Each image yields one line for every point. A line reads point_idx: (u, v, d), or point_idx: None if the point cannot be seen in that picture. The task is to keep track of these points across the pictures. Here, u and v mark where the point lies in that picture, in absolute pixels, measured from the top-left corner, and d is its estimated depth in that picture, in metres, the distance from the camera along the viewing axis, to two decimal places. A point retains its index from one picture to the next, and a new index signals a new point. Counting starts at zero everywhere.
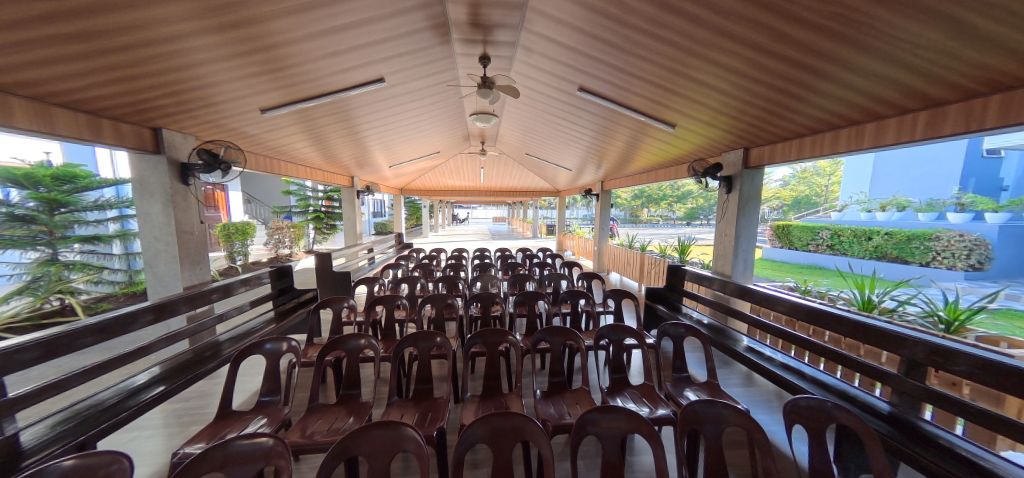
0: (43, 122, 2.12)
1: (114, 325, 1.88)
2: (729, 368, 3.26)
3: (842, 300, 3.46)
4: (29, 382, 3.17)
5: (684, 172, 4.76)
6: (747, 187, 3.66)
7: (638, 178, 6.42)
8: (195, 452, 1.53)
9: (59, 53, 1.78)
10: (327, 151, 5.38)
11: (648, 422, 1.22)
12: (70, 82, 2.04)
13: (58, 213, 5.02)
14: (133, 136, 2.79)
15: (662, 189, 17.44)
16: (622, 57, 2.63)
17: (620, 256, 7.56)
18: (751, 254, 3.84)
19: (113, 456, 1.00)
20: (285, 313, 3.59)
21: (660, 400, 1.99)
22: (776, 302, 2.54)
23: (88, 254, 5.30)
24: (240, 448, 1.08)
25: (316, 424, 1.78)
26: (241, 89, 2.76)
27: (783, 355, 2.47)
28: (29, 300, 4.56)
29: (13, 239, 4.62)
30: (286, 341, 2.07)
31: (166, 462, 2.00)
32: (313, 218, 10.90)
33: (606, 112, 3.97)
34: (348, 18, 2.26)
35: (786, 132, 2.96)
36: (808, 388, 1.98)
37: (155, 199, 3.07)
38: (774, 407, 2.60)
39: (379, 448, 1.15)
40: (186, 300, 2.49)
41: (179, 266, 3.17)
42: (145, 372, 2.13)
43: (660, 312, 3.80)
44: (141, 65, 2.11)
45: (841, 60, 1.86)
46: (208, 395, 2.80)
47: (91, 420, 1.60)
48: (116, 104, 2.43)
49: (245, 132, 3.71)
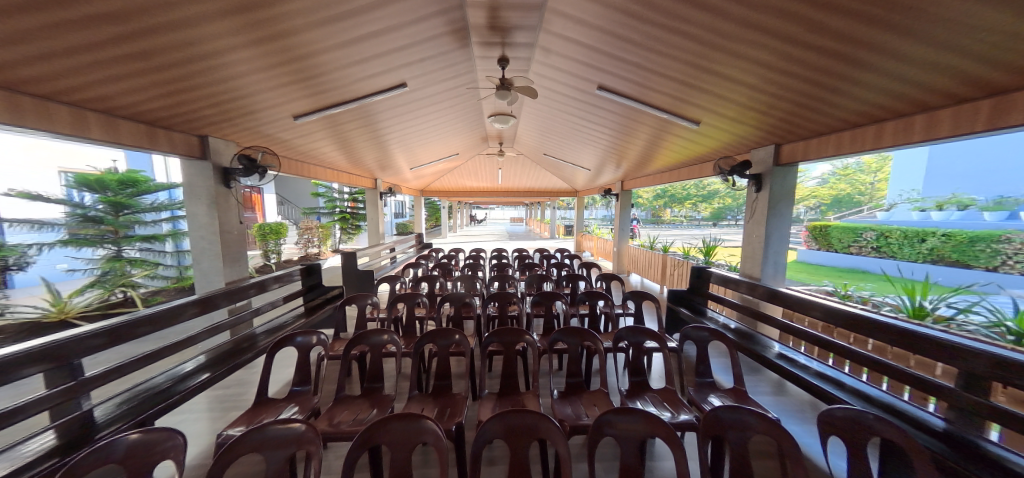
0: (112, 132, 2.38)
1: (167, 316, 2.07)
2: (758, 376, 3.13)
3: (888, 306, 3.22)
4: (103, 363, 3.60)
5: (709, 170, 4.60)
6: (777, 185, 3.49)
7: (659, 177, 6.25)
8: (236, 435, 1.66)
9: (120, 71, 1.99)
10: (353, 155, 5.60)
11: (667, 426, 1.21)
12: (134, 96, 2.28)
13: (122, 215, 5.56)
14: (183, 143, 3.04)
15: (686, 188, 16.90)
16: (642, 54, 2.59)
17: (641, 257, 7.38)
18: (782, 256, 3.65)
19: (169, 433, 1.11)
20: (314, 309, 3.79)
21: (681, 405, 1.95)
22: (810, 308, 2.39)
23: (145, 252, 5.81)
24: (276, 433, 1.17)
25: (341, 414, 1.87)
26: (276, 97, 2.95)
27: (818, 363, 2.34)
28: (98, 292, 5.08)
29: (86, 238, 5.24)
30: (315, 335, 2.17)
31: (210, 444, 2.17)
32: (339, 219, 11.38)
33: (625, 110, 3.90)
34: (374, 26, 2.37)
35: (821, 126, 2.79)
36: (846, 399, 1.88)
37: (200, 201, 3.33)
38: (808, 418, 2.46)
39: (400, 439, 1.21)
40: (225, 295, 2.67)
41: (221, 263, 3.42)
42: (192, 360, 2.32)
43: (684, 315, 3.69)
44: (191, 78, 2.30)
45: (879, 47, 1.75)
46: (245, 384, 3.01)
47: (148, 401, 1.77)
48: (170, 115, 2.68)
49: (279, 138, 3.95)
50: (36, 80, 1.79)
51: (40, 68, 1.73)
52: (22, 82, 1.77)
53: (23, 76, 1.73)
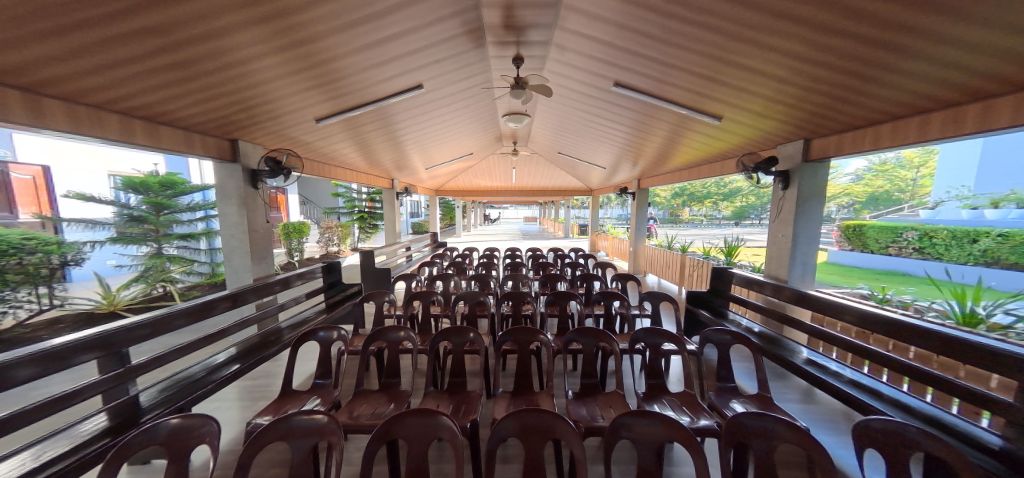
0: (153, 137, 2.58)
1: (202, 309, 2.20)
2: (786, 383, 2.99)
3: (934, 312, 3.01)
4: (149, 350, 3.90)
5: (731, 167, 4.44)
6: (806, 183, 3.33)
7: (678, 175, 6.09)
8: (264, 423, 1.75)
9: (161, 81, 2.16)
10: (371, 156, 5.74)
11: (686, 431, 1.18)
12: (172, 104, 2.44)
13: (163, 214, 5.88)
14: (216, 147, 3.22)
15: (706, 186, 16.37)
16: (661, 48, 2.53)
17: (658, 257, 7.21)
18: (811, 257, 3.48)
19: (204, 420, 1.17)
20: (334, 305, 3.91)
21: (702, 410, 1.89)
22: (843, 312, 2.27)
23: (182, 249, 6.16)
24: (300, 423, 1.22)
25: (360, 408, 1.93)
26: (300, 102, 3.07)
27: (852, 371, 2.21)
28: (142, 286, 5.47)
29: (131, 236, 5.58)
30: (336, 330, 2.25)
31: (241, 431, 2.29)
32: (358, 218, 11.72)
33: (643, 107, 3.82)
34: (391, 30, 2.42)
35: (854, 119, 2.64)
36: (884, 410, 1.75)
37: (231, 201, 3.50)
38: (840, 429, 2.33)
39: (417, 434, 1.24)
40: (254, 291, 2.80)
41: (250, 260, 3.59)
42: (224, 351, 2.45)
43: (704, 317, 3.58)
44: (223, 86, 2.43)
45: (920, 34, 1.64)
46: (272, 375, 3.15)
47: (185, 389, 1.89)
48: (204, 121, 2.85)
49: (302, 141, 4.10)
50: (91, 90, 2.00)
51: (93, 80, 1.92)
52: (79, 93, 1.98)
53: (80, 88, 1.94)
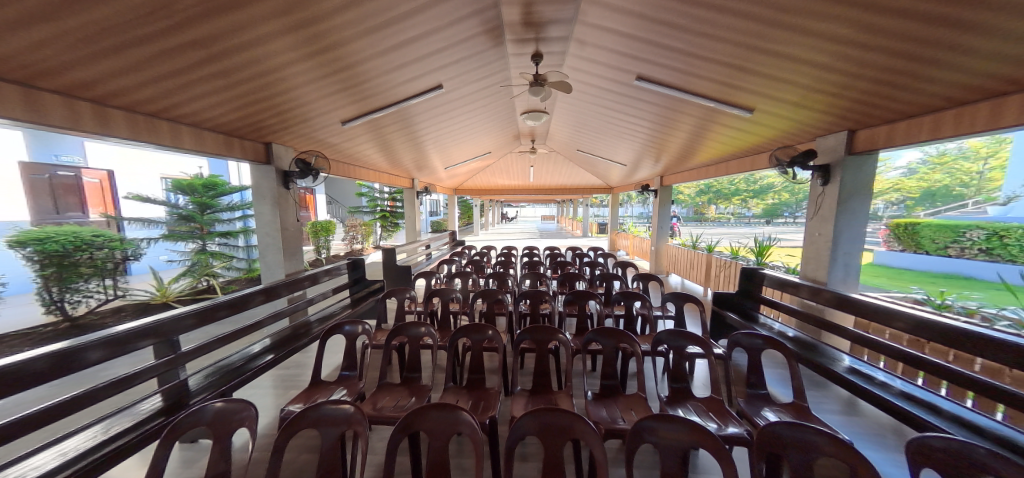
0: (198, 142, 2.78)
1: (240, 302, 2.34)
2: (825, 392, 2.80)
3: (1004, 321, 2.70)
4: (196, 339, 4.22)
5: (763, 162, 4.20)
6: (848, 178, 3.09)
7: (704, 171, 5.83)
8: (296, 410, 1.84)
9: (203, 90, 2.31)
10: (392, 156, 5.88)
11: (714, 437, 1.12)
12: (214, 111, 2.62)
13: (207, 214, 6.30)
14: (253, 150, 3.42)
15: (734, 182, 15.59)
16: (687, 38, 2.42)
17: (682, 256, 6.96)
18: (853, 258, 3.23)
19: (243, 405, 1.24)
20: (358, 300, 4.06)
21: (730, 417, 1.80)
22: (893, 318, 2.09)
23: (223, 246, 6.61)
24: (329, 412, 1.27)
25: (384, 400, 1.98)
26: (327, 105, 3.19)
27: (903, 382, 2.03)
28: (189, 280, 5.87)
29: (179, 234, 6.04)
30: (361, 324, 2.33)
31: (275, 416, 2.42)
32: (380, 217, 12.08)
33: (667, 101, 3.68)
34: (413, 32, 2.46)
35: (906, 108, 2.42)
36: (942, 426, 1.60)
37: (265, 201, 3.70)
38: (889, 445, 2.15)
39: (438, 428, 1.25)
40: (285, 285, 2.94)
41: (282, 256, 3.79)
42: (260, 342, 2.60)
43: (732, 320, 3.42)
44: (258, 93, 2.58)
45: (988, 10, 1.47)
46: (302, 365, 3.31)
47: (227, 376, 2.02)
48: (242, 126, 3.04)
49: (328, 143, 4.26)
50: (147, 100, 2.21)
51: (149, 90, 2.13)
52: (137, 102, 2.20)
53: (138, 98, 2.16)
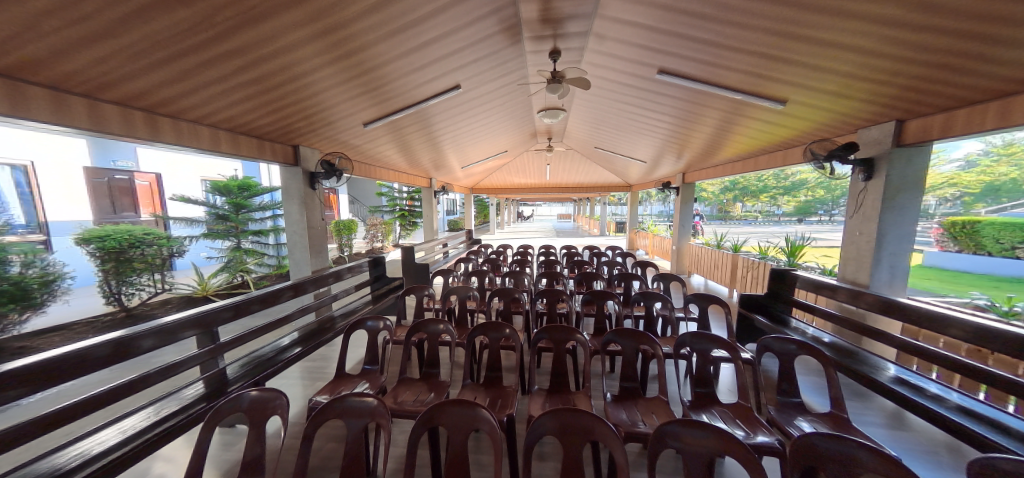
0: (233, 145, 2.94)
1: (270, 297, 2.46)
2: (867, 403, 2.61)
3: None
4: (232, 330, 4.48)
5: (797, 156, 3.96)
6: (894, 173, 2.86)
7: (730, 167, 5.56)
8: (322, 401, 1.91)
9: (237, 97, 2.44)
10: (411, 156, 6.00)
11: (744, 446, 1.06)
12: (248, 117, 2.76)
13: (241, 213, 6.65)
14: (283, 152, 3.58)
15: (763, 179, 14.78)
16: (715, 28, 2.31)
17: (705, 256, 6.69)
18: (898, 258, 2.99)
19: (275, 394, 1.29)
20: (379, 297, 4.17)
21: (760, 425, 1.72)
22: (949, 326, 1.90)
23: (257, 244, 6.91)
24: (353, 404, 1.30)
25: (404, 394, 2.03)
26: (350, 108, 3.29)
27: (960, 395, 1.85)
28: (227, 275, 6.31)
29: (216, 232, 6.43)
30: (382, 320, 2.38)
31: (303, 406, 2.53)
32: (399, 216, 12.35)
33: (692, 95, 3.53)
34: (432, 33, 2.48)
35: (966, 95, 2.20)
36: (1007, 445, 1.45)
37: (294, 201, 3.87)
38: (942, 463, 1.97)
39: (458, 424, 1.26)
40: (312, 281, 3.06)
41: (308, 254, 3.95)
42: (289, 335, 2.72)
43: (761, 323, 3.25)
44: (286, 98, 2.69)
45: None
46: (327, 358, 3.44)
47: (259, 366, 2.12)
48: (274, 130, 3.20)
49: (351, 144, 4.39)
50: (188, 109, 2.37)
51: (190, 100, 2.28)
52: (181, 111, 2.36)
53: (182, 107, 2.32)
